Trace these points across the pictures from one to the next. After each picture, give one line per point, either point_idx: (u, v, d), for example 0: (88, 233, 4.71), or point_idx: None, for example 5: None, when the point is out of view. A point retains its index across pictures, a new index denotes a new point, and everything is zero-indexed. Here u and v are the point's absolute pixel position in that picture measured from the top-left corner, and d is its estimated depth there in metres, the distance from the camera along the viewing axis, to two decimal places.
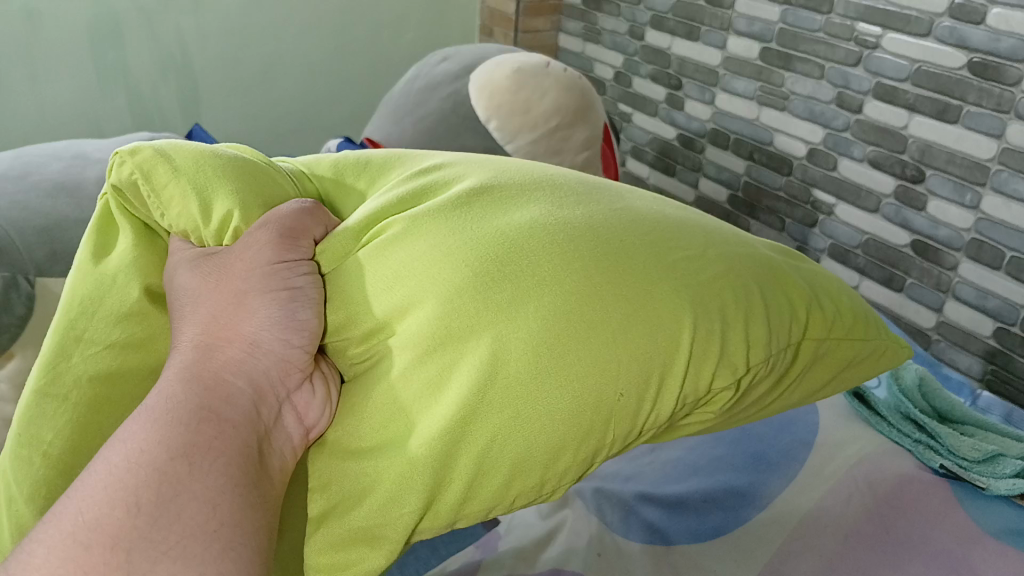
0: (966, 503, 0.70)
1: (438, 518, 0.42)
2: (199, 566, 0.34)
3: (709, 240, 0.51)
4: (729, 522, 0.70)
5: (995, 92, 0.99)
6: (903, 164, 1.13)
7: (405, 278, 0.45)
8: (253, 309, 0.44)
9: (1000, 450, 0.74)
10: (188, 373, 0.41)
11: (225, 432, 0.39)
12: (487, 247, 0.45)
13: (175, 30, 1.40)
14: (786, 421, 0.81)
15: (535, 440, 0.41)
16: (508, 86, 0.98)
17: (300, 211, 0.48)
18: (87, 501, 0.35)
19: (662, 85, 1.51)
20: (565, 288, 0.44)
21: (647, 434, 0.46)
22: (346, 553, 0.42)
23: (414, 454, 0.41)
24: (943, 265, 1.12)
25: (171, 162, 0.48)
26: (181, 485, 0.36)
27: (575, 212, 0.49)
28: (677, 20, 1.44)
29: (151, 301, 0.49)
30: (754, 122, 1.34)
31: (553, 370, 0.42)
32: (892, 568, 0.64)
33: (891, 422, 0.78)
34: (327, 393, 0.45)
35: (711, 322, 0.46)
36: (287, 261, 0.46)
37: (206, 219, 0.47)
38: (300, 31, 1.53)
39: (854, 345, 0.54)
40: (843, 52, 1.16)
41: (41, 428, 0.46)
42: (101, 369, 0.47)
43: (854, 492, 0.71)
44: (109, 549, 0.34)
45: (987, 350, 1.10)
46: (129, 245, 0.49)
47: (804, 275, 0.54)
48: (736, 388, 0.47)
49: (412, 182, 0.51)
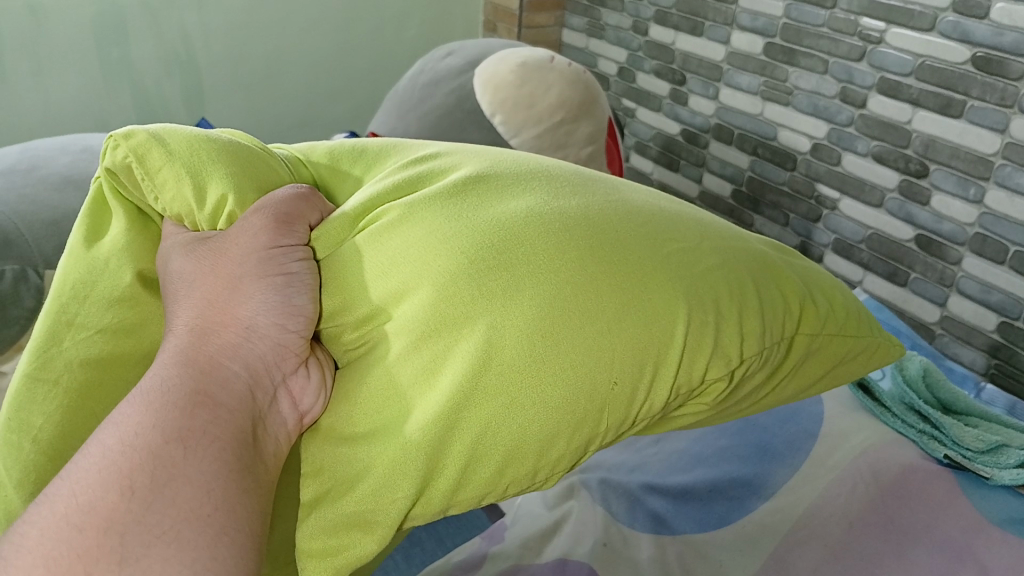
0: (970, 491, 0.69)
1: (430, 505, 0.42)
2: (193, 551, 0.35)
3: (703, 233, 0.51)
4: (734, 511, 0.71)
5: (998, 86, 0.99)
6: (906, 159, 1.13)
7: (400, 264, 0.45)
8: (249, 294, 0.45)
9: (1004, 441, 0.74)
10: (183, 357, 0.41)
11: (221, 416, 0.39)
12: (483, 234, 0.46)
13: (180, 25, 1.40)
14: (791, 411, 0.81)
15: (530, 427, 0.42)
16: (512, 80, 0.98)
17: (297, 196, 0.48)
18: (81, 482, 0.36)
19: (666, 80, 1.52)
20: (560, 275, 0.45)
21: (640, 424, 0.47)
22: (337, 538, 0.42)
23: (409, 439, 0.41)
24: (946, 260, 1.12)
25: (166, 146, 0.48)
26: (175, 469, 0.36)
27: (571, 202, 0.49)
28: (681, 15, 1.44)
29: (142, 286, 0.49)
30: (758, 117, 1.35)
31: (548, 358, 0.42)
32: (897, 556, 0.64)
33: (895, 413, 0.78)
34: (322, 379, 0.45)
35: (704, 313, 0.47)
36: (282, 245, 0.46)
37: (200, 204, 0.48)
38: (304, 26, 1.53)
39: (847, 342, 0.55)
40: (846, 47, 1.16)
41: (30, 412, 0.46)
42: (92, 354, 0.48)
43: (858, 482, 0.70)
44: (102, 531, 0.34)
45: (990, 344, 1.10)
46: (122, 228, 0.49)
47: (797, 271, 0.54)
48: (730, 379, 0.48)
49: (409, 170, 0.51)
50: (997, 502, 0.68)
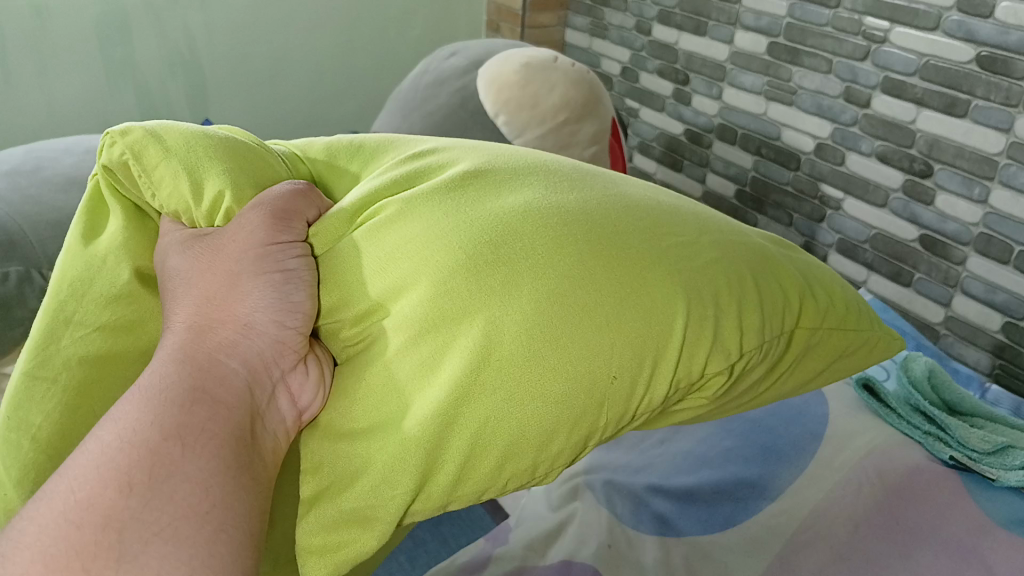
0: (976, 492, 0.69)
1: (429, 500, 0.42)
2: (192, 547, 0.35)
3: (701, 227, 0.51)
4: (739, 512, 0.71)
5: (1003, 85, 0.99)
6: (910, 158, 1.13)
7: (399, 259, 0.45)
8: (246, 290, 0.45)
9: (1010, 442, 0.73)
10: (180, 354, 0.41)
11: (218, 414, 0.39)
12: (481, 228, 0.46)
13: (183, 26, 1.40)
14: (795, 412, 0.80)
15: (529, 422, 0.42)
16: (515, 81, 0.98)
17: (294, 193, 0.48)
18: (78, 480, 0.36)
19: (669, 80, 1.52)
20: (559, 270, 0.45)
21: (639, 419, 0.47)
22: (337, 534, 0.42)
23: (409, 435, 0.41)
24: (951, 260, 1.12)
25: (161, 142, 0.48)
26: (172, 466, 0.36)
27: (569, 196, 0.49)
28: (684, 15, 1.44)
29: (140, 284, 0.49)
30: (762, 116, 1.34)
31: (546, 353, 0.42)
32: (902, 556, 0.64)
33: (901, 414, 0.78)
34: (321, 375, 0.45)
35: (704, 308, 0.47)
36: (280, 242, 0.46)
37: (197, 201, 0.48)
38: (307, 27, 1.54)
39: (845, 336, 0.55)
40: (850, 47, 1.16)
41: (29, 412, 0.46)
42: (91, 351, 0.47)
43: (864, 484, 0.70)
44: (100, 528, 0.34)
45: (995, 344, 1.10)
46: (118, 226, 0.50)
47: (796, 265, 0.54)
48: (729, 373, 0.48)
49: (409, 167, 0.51)
50: (1005, 503, 0.68)
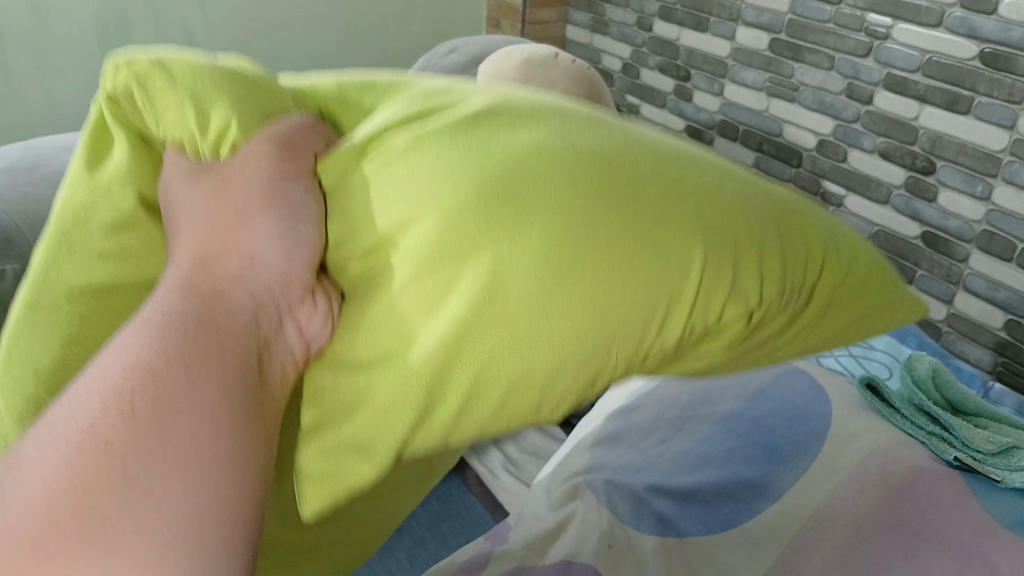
0: (980, 494, 0.68)
1: (430, 436, 0.38)
2: (199, 494, 0.29)
3: (724, 166, 0.46)
4: (742, 514, 0.71)
5: (1006, 82, 0.98)
6: (913, 155, 1.12)
7: (400, 186, 0.40)
8: (249, 217, 0.39)
9: (1014, 443, 0.73)
10: (180, 281, 0.36)
11: (222, 341, 0.33)
12: (485, 153, 0.40)
13: (183, 22, 1.40)
14: (797, 412, 0.79)
15: (532, 364, 0.38)
16: (515, 78, 0.97)
17: (302, 125, 0.44)
18: (67, 413, 0.30)
19: (670, 76, 1.51)
20: (564, 192, 0.39)
21: (648, 364, 0.42)
22: (337, 463, 0.38)
23: (414, 367, 0.37)
24: (953, 257, 1.11)
25: (167, 69, 0.42)
26: (172, 399, 0.30)
27: (579, 124, 0.43)
28: (685, 11, 1.43)
29: (144, 210, 0.44)
30: (763, 113, 1.34)
31: (553, 291, 0.38)
32: (906, 559, 0.63)
33: (904, 414, 0.78)
34: (329, 307, 0.40)
35: (723, 248, 0.41)
36: (287, 171, 0.41)
37: (203, 131, 0.42)
38: (306, 23, 1.53)
39: (875, 294, 0.49)
40: (853, 43, 1.16)
41: (21, 347, 0.41)
42: (87, 284, 0.42)
43: (867, 486, 0.69)
44: (84, 473, 0.28)
45: (997, 341, 1.10)
46: (124, 152, 0.44)
47: (822, 214, 0.49)
48: (748, 321, 0.43)
49: (395, 86, 0.46)
50: (1010, 506, 0.67)
